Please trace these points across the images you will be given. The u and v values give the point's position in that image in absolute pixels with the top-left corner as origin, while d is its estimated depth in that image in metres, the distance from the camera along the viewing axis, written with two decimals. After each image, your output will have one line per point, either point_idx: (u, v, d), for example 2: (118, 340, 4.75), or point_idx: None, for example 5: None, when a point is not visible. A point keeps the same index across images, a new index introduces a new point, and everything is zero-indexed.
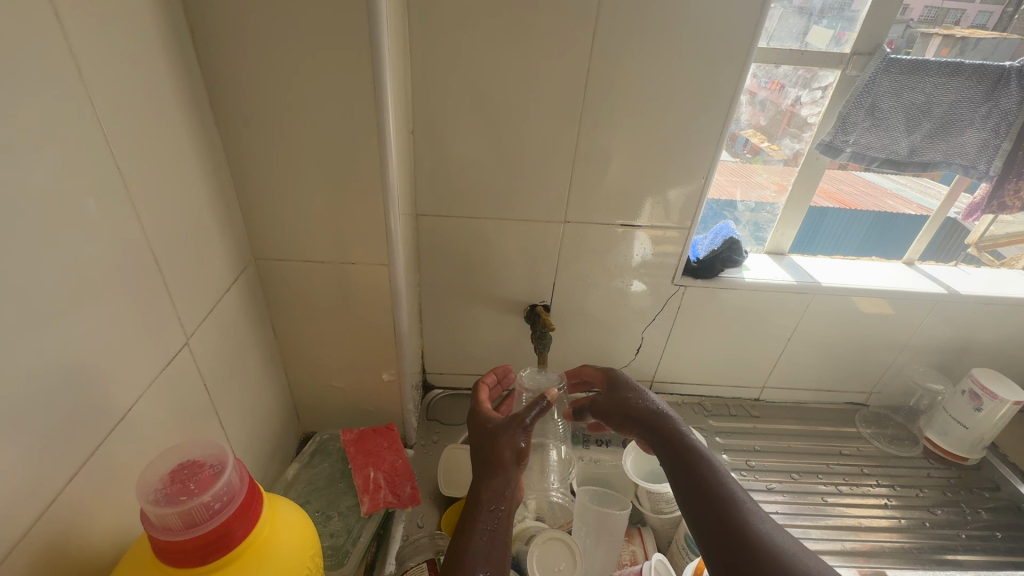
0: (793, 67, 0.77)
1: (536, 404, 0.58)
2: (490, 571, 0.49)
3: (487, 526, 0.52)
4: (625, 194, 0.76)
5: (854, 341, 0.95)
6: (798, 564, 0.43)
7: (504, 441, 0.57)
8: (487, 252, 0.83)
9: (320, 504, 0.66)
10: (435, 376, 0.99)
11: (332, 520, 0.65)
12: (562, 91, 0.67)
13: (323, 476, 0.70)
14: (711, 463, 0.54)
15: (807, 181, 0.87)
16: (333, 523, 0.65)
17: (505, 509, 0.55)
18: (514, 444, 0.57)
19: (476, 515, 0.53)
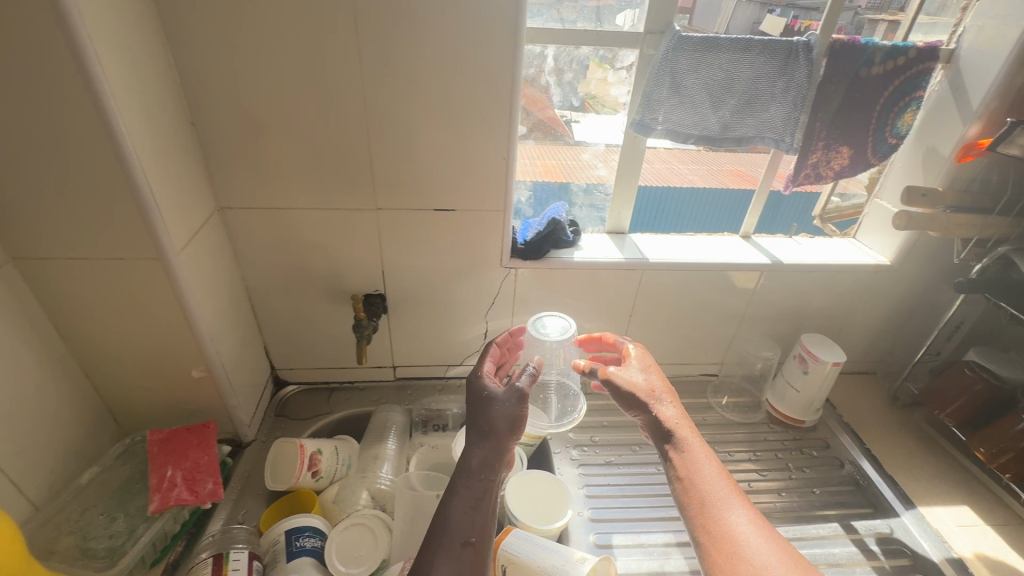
0: (593, 48, 0.78)
1: (529, 371, 0.68)
2: (475, 536, 0.55)
3: (473, 487, 0.58)
4: (430, 180, 0.76)
5: (694, 314, 0.98)
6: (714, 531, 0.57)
7: (500, 411, 0.64)
8: (307, 244, 0.82)
9: (106, 506, 0.67)
10: (286, 372, 0.98)
11: (115, 521, 0.66)
12: (337, 78, 0.67)
13: (120, 478, 0.71)
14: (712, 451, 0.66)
15: (629, 160, 0.88)
16: (117, 523, 0.66)
17: (496, 480, 0.60)
18: (508, 414, 0.64)
19: (462, 481, 0.59)
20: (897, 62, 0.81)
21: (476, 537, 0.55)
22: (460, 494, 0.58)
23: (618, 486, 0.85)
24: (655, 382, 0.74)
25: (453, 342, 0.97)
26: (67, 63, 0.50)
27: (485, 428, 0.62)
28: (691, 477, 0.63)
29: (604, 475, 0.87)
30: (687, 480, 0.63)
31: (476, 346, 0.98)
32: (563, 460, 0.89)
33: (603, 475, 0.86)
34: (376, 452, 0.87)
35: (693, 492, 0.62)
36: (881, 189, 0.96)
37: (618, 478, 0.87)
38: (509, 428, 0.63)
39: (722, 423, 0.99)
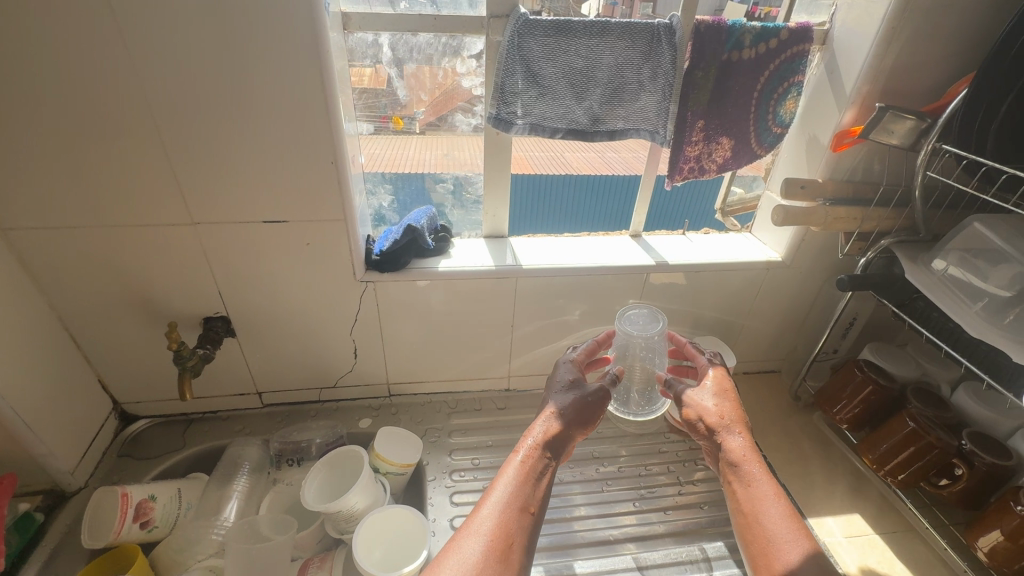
0: (433, 35, 0.70)
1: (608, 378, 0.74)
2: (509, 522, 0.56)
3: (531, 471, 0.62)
4: (250, 189, 0.67)
5: (582, 321, 0.91)
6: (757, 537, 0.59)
7: (562, 402, 0.69)
8: (121, 266, 0.72)
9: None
10: (133, 406, 0.88)
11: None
12: (107, 75, 0.57)
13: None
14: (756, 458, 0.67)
15: (494, 159, 0.80)
16: None
17: (554, 465, 0.64)
18: (566, 403, 0.69)
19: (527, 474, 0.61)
20: (769, 44, 0.74)
21: (535, 506, 0.60)
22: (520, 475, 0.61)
23: None
24: (726, 409, 0.70)
25: (320, 364, 0.88)
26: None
27: (568, 414, 0.68)
28: (756, 513, 0.62)
29: None
30: (752, 515, 0.62)
31: (347, 367, 0.90)
32: (437, 489, 0.82)
33: None
34: (224, 493, 0.78)
35: (756, 530, 0.60)
36: (771, 180, 0.91)
37: None
38: (579, 420, 0.69)
39: (617, 436, 0.93)
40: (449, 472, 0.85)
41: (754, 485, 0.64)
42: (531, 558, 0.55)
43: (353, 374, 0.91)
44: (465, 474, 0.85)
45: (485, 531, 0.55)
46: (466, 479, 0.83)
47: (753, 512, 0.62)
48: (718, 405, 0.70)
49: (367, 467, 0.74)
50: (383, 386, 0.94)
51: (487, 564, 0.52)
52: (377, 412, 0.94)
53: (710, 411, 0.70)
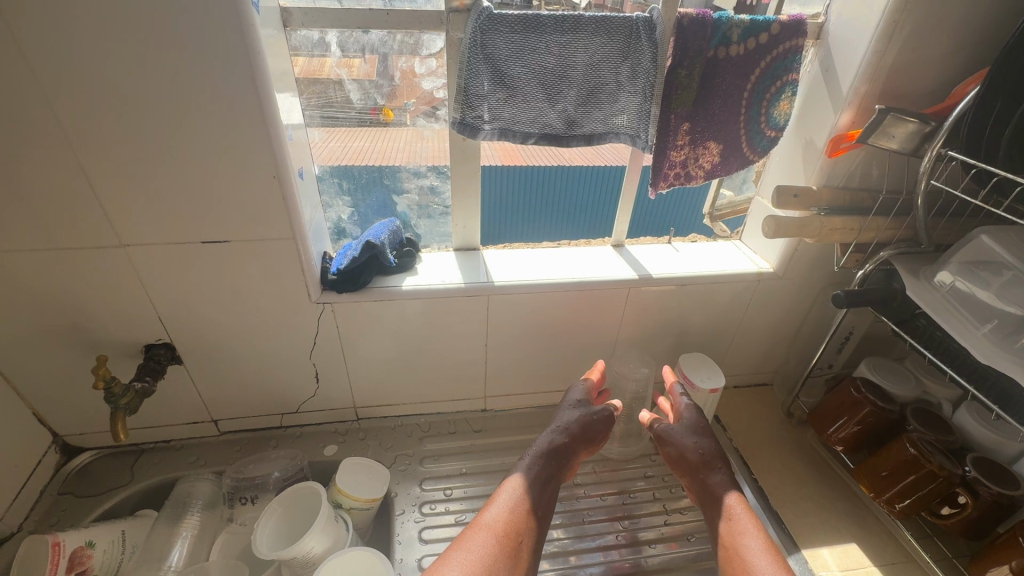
0: (385, 33, 0.63)
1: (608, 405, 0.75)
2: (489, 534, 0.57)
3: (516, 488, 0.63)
4: (183, 207, 0.60)
5: (561, 339, 0.85)
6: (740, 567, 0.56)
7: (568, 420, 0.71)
8: (45, 293, 0.65)
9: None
10: (75, 437, 0.81)
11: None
12: (2, 82, 0.50)
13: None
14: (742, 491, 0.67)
15: (460, 166, 0.74)
16: None
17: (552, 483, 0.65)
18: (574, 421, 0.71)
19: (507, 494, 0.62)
20: (758, 40, 0.68)
21: (540, 512, 0.62)
22: (503, 499, 0.61)
23: None
24: (709, 447, 0.71)
25: (278, 390, 0.82)
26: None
27: (574, 428, 0.70)
28: (736, 547, 0.59)
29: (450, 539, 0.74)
30: (733, 549, 0.59)
31: (309, 391, 0.83)
32: (406, 523, 0.76)
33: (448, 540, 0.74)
34: (172, 534, 0.72)
35: (735, 563, 0.58)
36: (762, 184, 0.85)
37: None
38: (584, 437, 0.71)
39: (600, 459, 0.88)
40: (419, 504, 0.79)
41: (734, 519, 0.62)
42: (537, 558, 0.58)
43: (316, 399, 0.84)
44: (436, 506, 0.79)
45: (482, 531, 0.57)
46: (437, 512, 0.78)
47: (733, 544, 0.59)
48: (699, 443, 0.71)
49: (325, 505, 0.68)
50: (350, 410, 0.87)
51: (490, 564, 0.54)
52: (344, 437, 0.87)
53: (690, 449, 0.70)
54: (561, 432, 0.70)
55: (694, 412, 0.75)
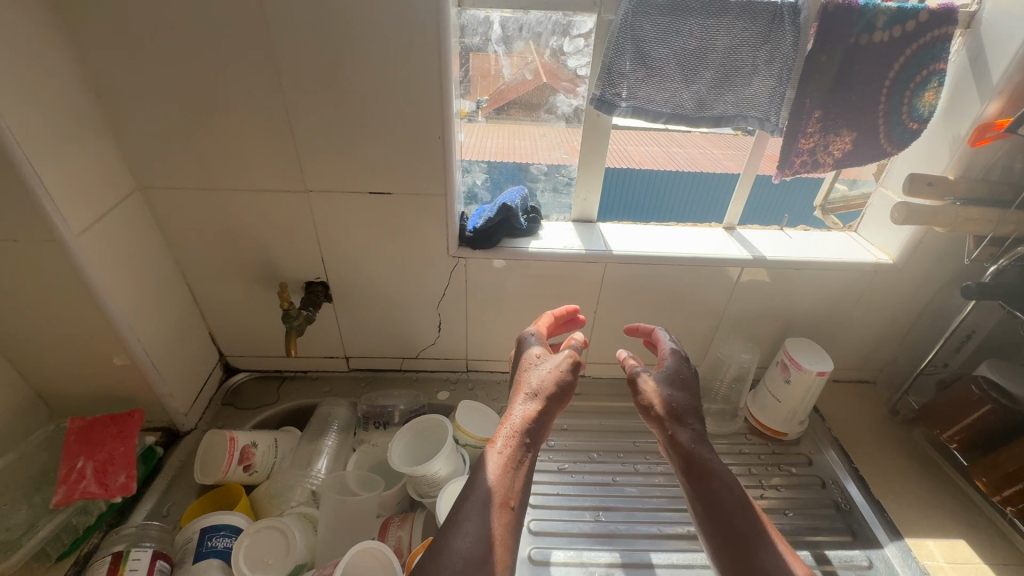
0: (544, 13, 0.70)
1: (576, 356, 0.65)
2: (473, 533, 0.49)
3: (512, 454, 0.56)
4: (361, 160, 0.70)
5: (665, 312, 0.89)
6: (750, 546, 0.53)
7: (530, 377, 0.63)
8: (238, 228, 0.77)
9: (15, 493, 0.64)
10: (235, 359, 0.94)
11: (21, 511, 0.63)
12: (247, 46, 0.61)
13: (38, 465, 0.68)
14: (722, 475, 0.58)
15: (590, 140, 0.79)
16: (16, 515, 0.62)
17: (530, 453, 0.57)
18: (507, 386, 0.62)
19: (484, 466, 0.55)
20: (905, 27, 0.69)
21: (518, 500, 0.53)
22: (496, 454, 0.56)
23: (568, 497, 0.79)
24: (679, 399, 0.64)
25: (405, 336, 0.91)
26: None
27: (548, 390, 0.61)
28: (719, 507, 0.56)
29: (555, 484, 0.80)
30: (729, 510, 0.55)
31: (431, 339, 0.92)
32: None
33: (553, 484, 0.80)
34: (315, 445, 0.83)
35: (732, 526, 0.54)
36: (887, 176, 0.85)
37: (570, 488, 0.80)
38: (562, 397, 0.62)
39: None
40: None
41: (716, 480, 0.58)
42: (516, 554, 0.50)
43: (435, 348, 0.93)
44: (540, 454, 0.85)
45: (479, 503, 0.51)
46: (541, 459, 0.84)
47: (714, 501, 0.56)
48: (670, 394, 0.64)
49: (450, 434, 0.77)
50: (462, 361, 0.96)
51: (499, 538, 0.49)
52: (454, 386, 0.96)
53: (658, 398, 0.64)
54: (534, 399, 0.60)
55: (677, 362, 0.69)
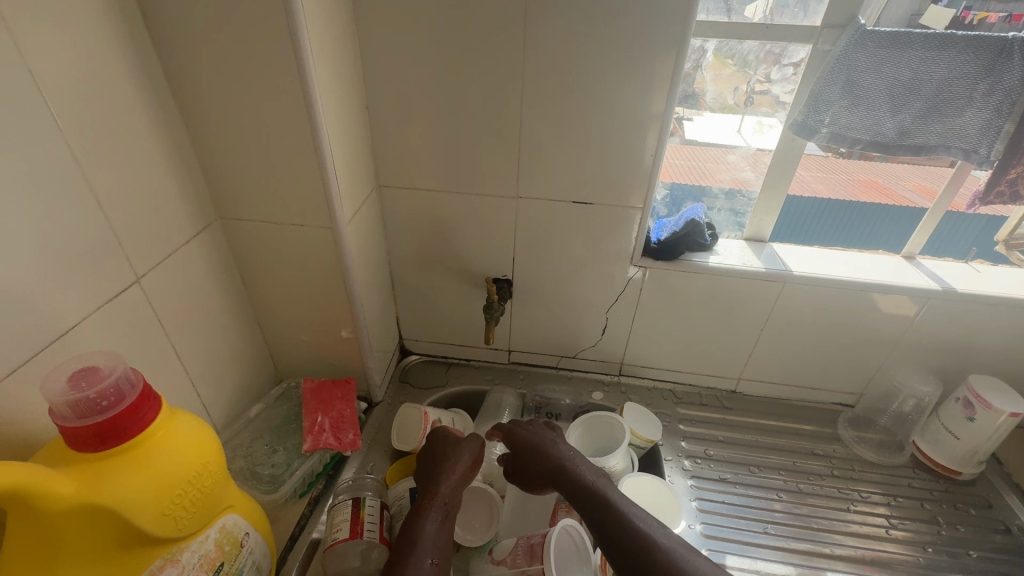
0: (758, 43, 0.74)
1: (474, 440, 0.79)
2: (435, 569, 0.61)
3: (438, 513, 0.67)
4: (575, 172, 0.78)
5: (833, 336, 0.90)
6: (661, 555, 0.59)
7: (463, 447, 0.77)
8: (447, 226, 0.86)
9: (271, 439, 0.76)
10: (411, 343, 1.05)
11: (277, 453, 0.74)
12: (504, 68, 0.70)
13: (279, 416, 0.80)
14: (617, 506, 0.66)
15: (779, 164, 0.83)
16: (276, 456, 0.74)
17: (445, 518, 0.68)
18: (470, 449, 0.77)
19: (422, 515, 0.67)
20: None
21: (442, 557, 0.63)
22: (431, 522, 0.66)
23: (734, 506, 0.81)
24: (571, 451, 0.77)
25: (570, 335, 0.98)
26: (284, 47, 0.56)
27: (468, 457, 0.76)
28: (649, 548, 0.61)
29: (719, 492, 0.83)
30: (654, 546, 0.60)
31: (593, 341, 0.98)
32: (673, 469, 0.86)
33: (718, 492, 0.83)
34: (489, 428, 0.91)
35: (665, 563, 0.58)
36: None
37: (735, 497, 0.83)
38: (476, 463, 0.76)
39: (853, 459, 0.90)
40: (684, 456, 0.88)
41: (602, 514, 0.65)
42: None
43: (596, 349, 0.99)
44: (699, 461, 0.88)
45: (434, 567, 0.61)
46: (701, 466, 0.87)
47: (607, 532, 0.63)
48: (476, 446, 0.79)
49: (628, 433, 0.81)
50: (617, 364, 1.01)
51: None
52: (607, 387, 1.01)
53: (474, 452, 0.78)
54: (454, 474, 0.73)
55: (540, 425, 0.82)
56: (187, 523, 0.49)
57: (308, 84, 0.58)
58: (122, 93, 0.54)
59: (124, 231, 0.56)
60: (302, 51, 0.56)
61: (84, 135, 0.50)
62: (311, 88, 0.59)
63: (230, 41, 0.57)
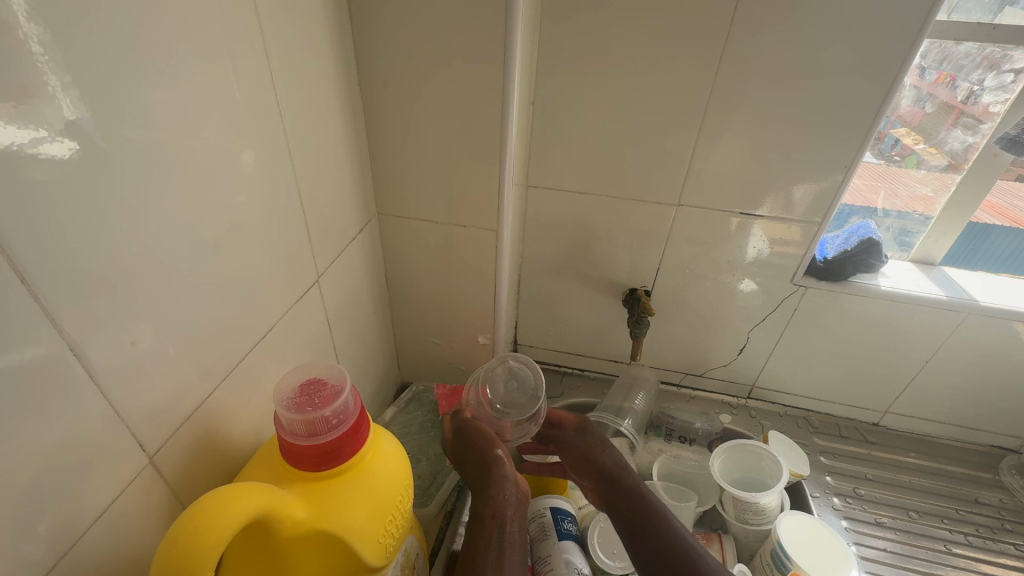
0: (978, 45, 0.67)
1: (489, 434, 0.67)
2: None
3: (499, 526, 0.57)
4: (739, 180, 0.74)
5: (1007, 374, 0.82)
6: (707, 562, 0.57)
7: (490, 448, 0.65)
8: (590, 231, 0.83)
9: (411, 448, 0.78)
10: (525, 348, 1.01)
11: (420, 463, 0.75)
12: (685, 70, 0.67)
13: (416, 423, 0.81)
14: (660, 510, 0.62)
15: (974, 184, 0.74)
16: (419, 466, 0.75)
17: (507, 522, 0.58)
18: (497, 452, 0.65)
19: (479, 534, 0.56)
20: None
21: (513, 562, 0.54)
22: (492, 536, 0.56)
23: (897, 555, 0.77)
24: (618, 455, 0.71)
25: (701, 352, 0.93)
26: (496, 46, 0.56)
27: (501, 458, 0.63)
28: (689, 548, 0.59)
29: (878, 537, 0.78)
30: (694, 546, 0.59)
31: (725, 360, 0.93)
32: (823, 506, 0.82)
33: (877, 537, 0.78)
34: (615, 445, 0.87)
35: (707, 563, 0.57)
36: None
37: (895, 545, 0.78)
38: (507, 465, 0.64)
39: None
40: (832, 493, 0.84)
41: (648, 510, 0.62)
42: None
43: (727, 368, 0.94)
44: (849, 501, 0.83)
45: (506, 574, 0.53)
46: (853, 506, 0.82)
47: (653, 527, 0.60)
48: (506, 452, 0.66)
49: (783, 468, 0.76)
50: (747, 387, 0.96)
51: None
52: (735, 410, 0.96)
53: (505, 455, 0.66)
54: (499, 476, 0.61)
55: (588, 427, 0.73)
56: (391, 551, 0.46)
57: (509, 83, 0.57)
58: (322, 81, 0.54)
59: (312, 220, 0.56)
60: (510, 48, 0.55)
61: (293, 123, 0.50)
62: (507, 84, 0.57)
63: (432, 32, 0.56)
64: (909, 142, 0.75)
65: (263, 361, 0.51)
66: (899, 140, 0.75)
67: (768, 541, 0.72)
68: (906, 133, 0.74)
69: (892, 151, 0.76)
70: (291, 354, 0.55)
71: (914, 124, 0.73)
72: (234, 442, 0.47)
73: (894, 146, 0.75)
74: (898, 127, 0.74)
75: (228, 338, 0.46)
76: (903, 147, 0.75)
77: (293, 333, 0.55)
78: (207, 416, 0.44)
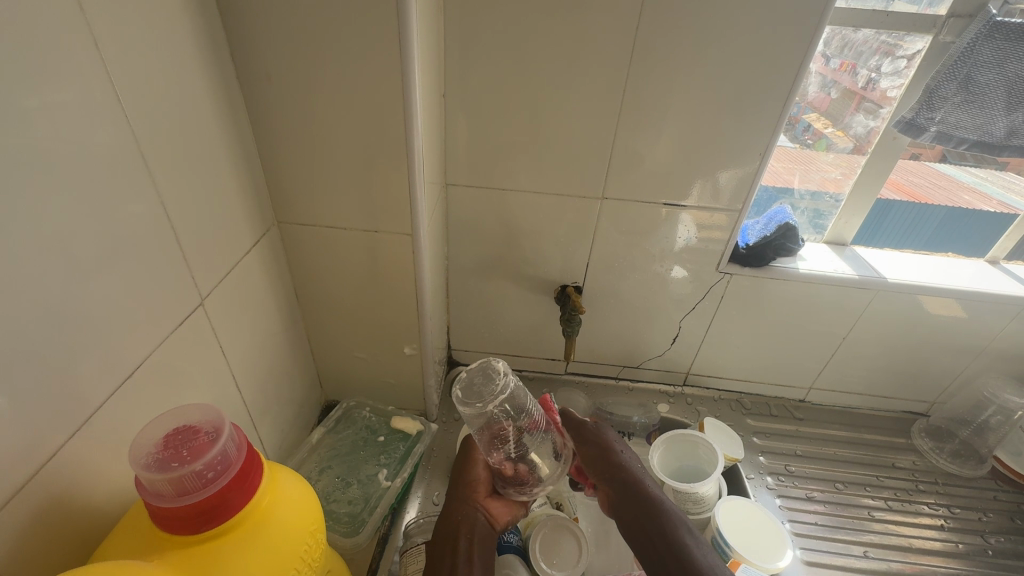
0: (874, 32, 0.69)
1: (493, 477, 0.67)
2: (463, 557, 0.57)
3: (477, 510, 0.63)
4: (661, 171, 0.73)
5: (916, 345, 0.87)
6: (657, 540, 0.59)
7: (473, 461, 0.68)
8: (516, 227, 0.80)
9: (342, 470, 0.71)
10: (459, 352, 0.97)
11: (351, 487, 0.69)
12: (600, 61, 0.65)
13: (346, 442, 0.75)
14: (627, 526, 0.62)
15: (877, 167, 0.77)
16: (351, 490, 0.69)
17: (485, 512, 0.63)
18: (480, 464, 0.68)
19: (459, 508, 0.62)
20: None
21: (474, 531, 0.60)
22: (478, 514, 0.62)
23: (828, 527, 0.80)
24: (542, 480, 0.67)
25: (636, 344, 0.93)
26: (393, 33, 0.50)
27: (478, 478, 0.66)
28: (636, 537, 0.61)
29: (810, 511, 0.81)
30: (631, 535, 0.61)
31: (660, 351, 0.93)
32: (759, 487, 0.84)
33: (809, 511, 0.81)
34: None
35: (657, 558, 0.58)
36: None
37: (825, 517, 0.81)
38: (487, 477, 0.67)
39: (936, 471, 0.89)
40: (766, 474, 0.86)
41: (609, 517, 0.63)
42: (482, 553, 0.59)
43: (662, 359, 0.95)
44: (782, 479, 0.86)
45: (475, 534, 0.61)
46: (786, 484, 0.85)
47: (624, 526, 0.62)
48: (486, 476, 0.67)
49: (720, 455, 0.77)
50: (681, 375, 0.97)
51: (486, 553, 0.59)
52: (672, 399, 0.97)
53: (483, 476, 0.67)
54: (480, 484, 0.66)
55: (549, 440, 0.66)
56: None
57: (409, 74, 0.52)
58: (189, 76, 0.47)
59: (189, 236, 0.49)
60: (408, 36, 0.50)
61: (152, 126, 0.43)
62: (408, 74, 0.52)
63: (317, 17, 0.50)
64: (820, 126, 0.76)
65: (137, 401, 0.44)
66: (811, 125, 0.76)
67: (708, 530, 0.72)
68: (817, 118, 0.76)
69: (805, 135, 0.77)
70: (176, 390, 0.48)
71: (823, 109, 0.75)
72: (94, 507, 0.40)
73: (807, 130, 0.77)
74: (810, 113, 0.75)
75: (84, 382, 0.38)
76: (815, 130, 0.77)
77: (177, 366, 0.48)
78: (53, 482, 0.36)
